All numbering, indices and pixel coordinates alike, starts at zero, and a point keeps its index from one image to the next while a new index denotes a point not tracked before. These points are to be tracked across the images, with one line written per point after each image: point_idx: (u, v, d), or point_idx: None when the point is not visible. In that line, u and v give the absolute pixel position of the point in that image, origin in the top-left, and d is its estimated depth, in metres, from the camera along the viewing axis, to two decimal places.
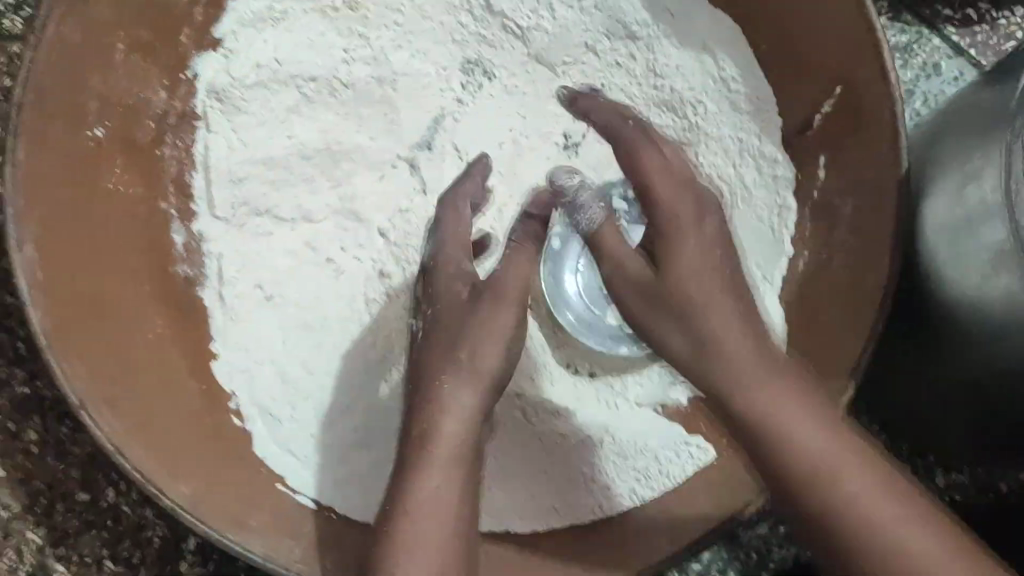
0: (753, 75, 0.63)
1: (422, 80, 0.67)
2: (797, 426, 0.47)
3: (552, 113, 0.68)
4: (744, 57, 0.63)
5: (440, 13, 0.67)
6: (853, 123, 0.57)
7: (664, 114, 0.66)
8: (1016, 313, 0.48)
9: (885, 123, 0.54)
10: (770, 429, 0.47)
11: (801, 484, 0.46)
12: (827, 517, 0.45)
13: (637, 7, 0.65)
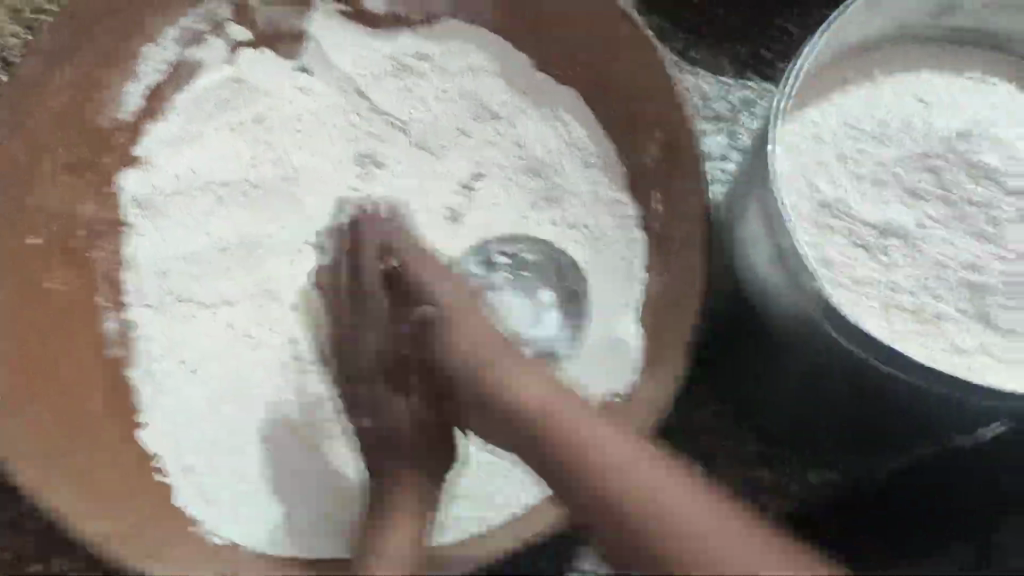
0: (597, 135, 0.74)
1: (322, 174, 0.77)
2: (602, 434, 0.46)
3: (440, 190, 0.77)
4: (590, 122, 0.75)
5: (333, 118, 0.77)
6: (666, 160, 0.67)
7: (531, 178, 0.76)
8: (798, 308, 0.54)
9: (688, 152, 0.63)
10: (608, 493, 0.43)
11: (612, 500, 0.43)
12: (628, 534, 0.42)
13: (497, 92, 0.77)
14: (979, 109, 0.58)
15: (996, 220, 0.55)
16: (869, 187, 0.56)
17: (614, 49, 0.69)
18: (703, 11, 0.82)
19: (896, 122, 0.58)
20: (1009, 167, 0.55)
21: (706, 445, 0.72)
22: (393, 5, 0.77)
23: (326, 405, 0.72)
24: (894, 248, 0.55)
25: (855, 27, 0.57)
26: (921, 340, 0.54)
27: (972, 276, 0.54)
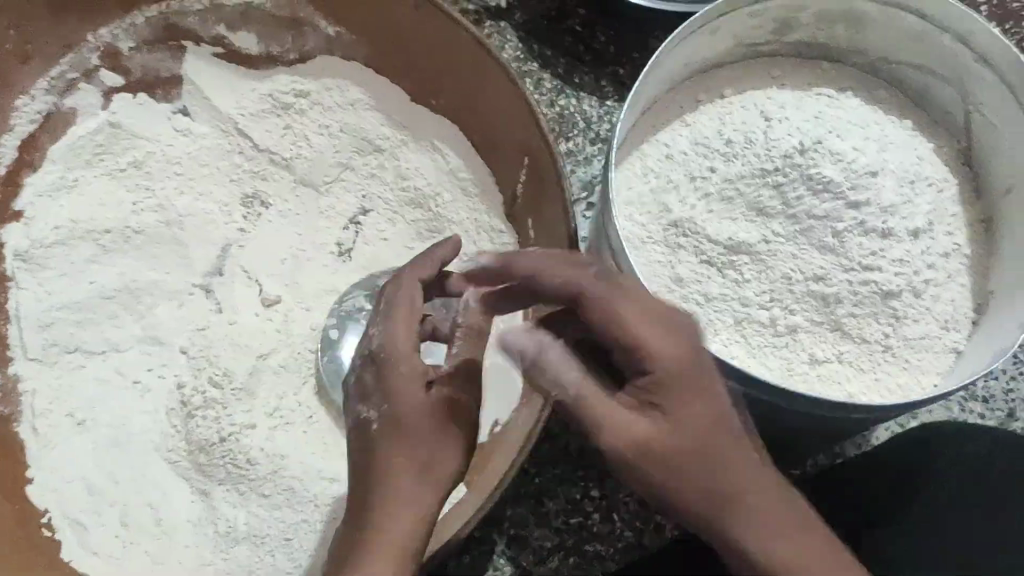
0: (473, 163, 0.74)
1: (206, 216, 0.76)
2: (695, 404, 0.50)
3: (325, 226, 0.77)
4: (464, 149, 0.75)
5: (215, 158, 0.77)
6: (535, 188, 0.68)
7: (414, 210, 0.76)
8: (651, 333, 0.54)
9: (552, 181, 0.64)
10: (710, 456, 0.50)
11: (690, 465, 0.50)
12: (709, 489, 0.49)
13: (372, 125, 0.76)
14: (819, 123, 0.61)
15: (839, 233, 0.58)
16: (716, 206, 0.60)
17: (478, 74, 0.68)
18: (580, 36, 0.84)
19: (739, 140, 0.61)
20: (843, 177, 0.58)
21: (600, 467, 0.73)
22: (266, 46, 0.77)
23: (212, 448, 0.71)
24: (742, 263, 0.59)
25: (703, 49, 0.62)
26: (774, 351, 0.58)
27: (817, 287, 0.58)
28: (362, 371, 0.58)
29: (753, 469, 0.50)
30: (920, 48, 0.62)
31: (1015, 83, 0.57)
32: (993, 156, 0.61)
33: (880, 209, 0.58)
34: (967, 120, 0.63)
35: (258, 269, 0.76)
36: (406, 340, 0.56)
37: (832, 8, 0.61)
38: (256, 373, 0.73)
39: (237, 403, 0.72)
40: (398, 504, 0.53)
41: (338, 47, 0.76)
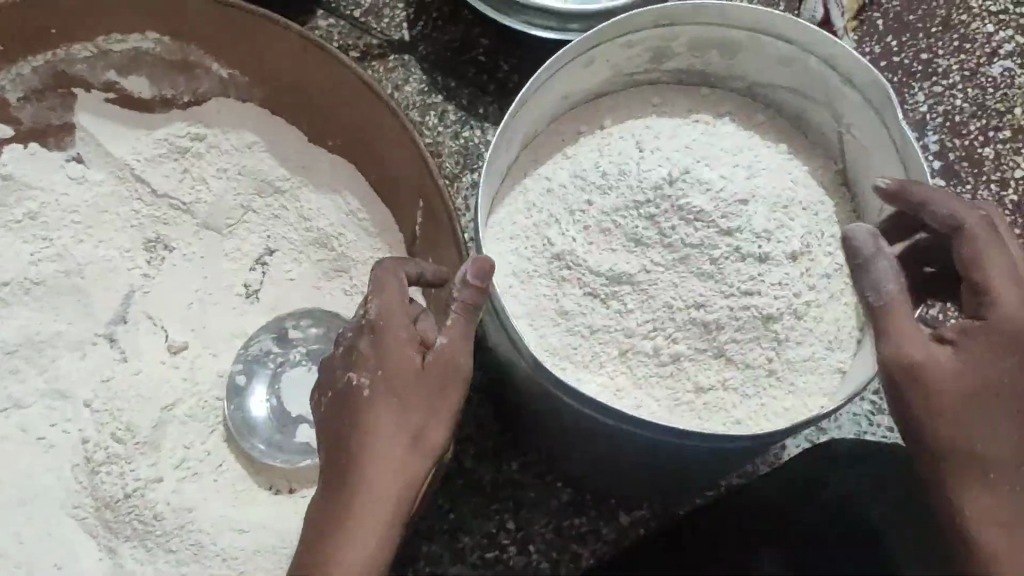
0: (372, 205, 0.76)
1: (107, 264, 0.75)
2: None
3: (228, 269, 0.76)
4: (365, 192, 0.76)
5: (115, 204, 0.76)
6: (431, 230, 0.68)
7: (318, 250, 0.76)
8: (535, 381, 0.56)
9: (444, 224, 0.64)
10: (983, 421, 0.54)
11: (973, 423, 0.53)
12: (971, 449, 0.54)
13: (271, 167, 0.76)
14: (690, 152, 0.64)
15: (715, 260, 0.60)
16: (594, 237, 0.62)
17: (366, 115, 0.69)
18: (484, 67, 0.84)
19: (614, 173, 0.64)
20: (714, 206, 0.61)
21: (514, 499, 0.74)
22: (158, 89, 0.77)
23: (117, 505, 0.69)
24: (625, 293, 0.61)
25: (579, 80, 0.65)
26: (662, 382, 0.60)
27: (698, 314, 0.59)
28: (362, 376, 0.57)
29: (997, 422, 0.54)
30: (791, 73, 0.66)
31: (879, 101, 0.60)
32: (868, 176, 0.65)
33: (752, 235, 0.60)
34: (840, 141, 0.67)
35: (163, 316, 0.75)
36: (411, 365, 0.56)
37: (700, 37, 0.64)
38: (162, 425, 0.72)
39: (142, 458, 0.71)
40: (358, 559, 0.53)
41: (233, 89, 0.77)
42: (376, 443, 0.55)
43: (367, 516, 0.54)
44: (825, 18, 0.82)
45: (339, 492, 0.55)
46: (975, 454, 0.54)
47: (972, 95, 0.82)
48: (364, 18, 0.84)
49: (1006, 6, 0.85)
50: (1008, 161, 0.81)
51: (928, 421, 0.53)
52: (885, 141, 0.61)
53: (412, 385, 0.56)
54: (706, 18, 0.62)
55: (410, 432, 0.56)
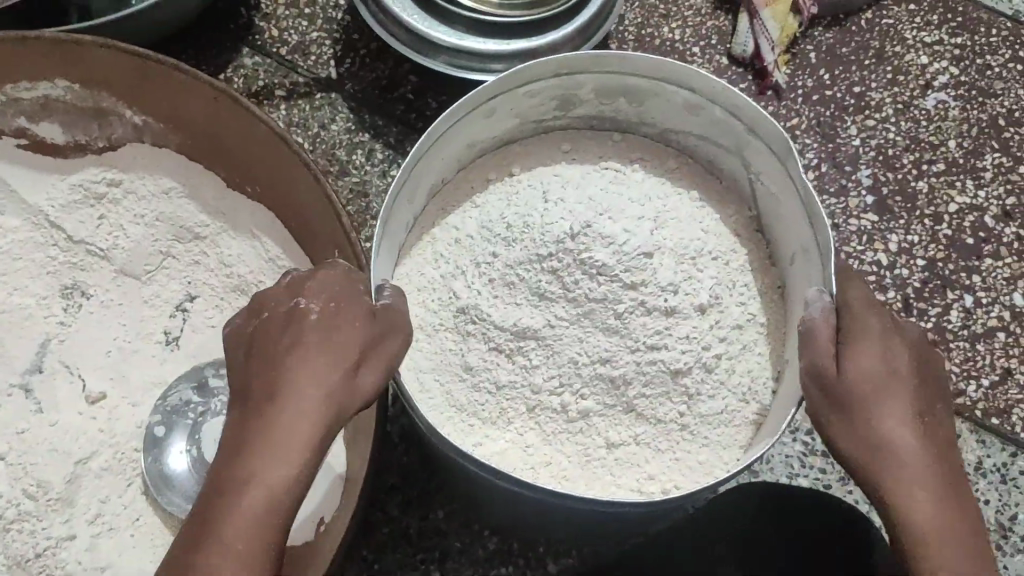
0: (291, 249, 0.74)
1: (22, 312, 0.73)
2: (902, 373, 0.55)
3: (148, 316, 0.75)
4: (282, 238, 0.75)
5: (30, 251, 0.74)
6: None
7: (239, 296, 0.75)
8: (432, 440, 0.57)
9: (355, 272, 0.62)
10: (880, 421, 0.53)
11: (873, 427, 0.53)
12: (882, 456, 0.53)
13: (190, 212, 0.75)
14: (592, 207, 0.66)
15: (620, 315, 0.62)
16: (500, 290, 0.64)
17: (280, 163, 0.68)
18: (413, 104, 0.83)
19: (519, 224, 0.65)
20: (619, 261, 0.62)
21: (439, 549, 0.72)
22: (71, 135, 0.77)
23: (28, 565, 0.67)
24: (530, 349, 0.62)
25: (482, 129, 0.67)
26: (569, 437, 0.62)
27: (603, 369, 0.61)
28: (310, 301, 0.53)
29: (893, 420, 0.53)
30: (699, 120, 0.67)
31: (783, 151, 0.61)
32: (779, 223, 0.66)
33: (658, 288, 0.62)
34: (751, 189, 0.68)
35: (82, 366, 0.73)
36: (359, 319, 0.53)
37: (605, 84, 0.66)
38: (76, 479, 0.69)
39: (54, 515, 0.68)
40: (272, 475, 0.48)
41: (148, 135, 0.76)
42: (305, 374, 0.50)
43: (285, 433, 0.48)
44: (756, 52, 0.81)
45: (252, 426, 0.49)
46: (888, 464, 0.53)
47: (906, 128, 0.81)
48: (291, 56, 0.83)
49: (941, 36, 0.84)
50: (942, 196, 0.79)
51: (846, 432, 0.54)
52: (791, 190, 0.62)
53: (357, 321, 0.53)
54: (610, 66, 0.64)
55: (347, 366, 0.51)
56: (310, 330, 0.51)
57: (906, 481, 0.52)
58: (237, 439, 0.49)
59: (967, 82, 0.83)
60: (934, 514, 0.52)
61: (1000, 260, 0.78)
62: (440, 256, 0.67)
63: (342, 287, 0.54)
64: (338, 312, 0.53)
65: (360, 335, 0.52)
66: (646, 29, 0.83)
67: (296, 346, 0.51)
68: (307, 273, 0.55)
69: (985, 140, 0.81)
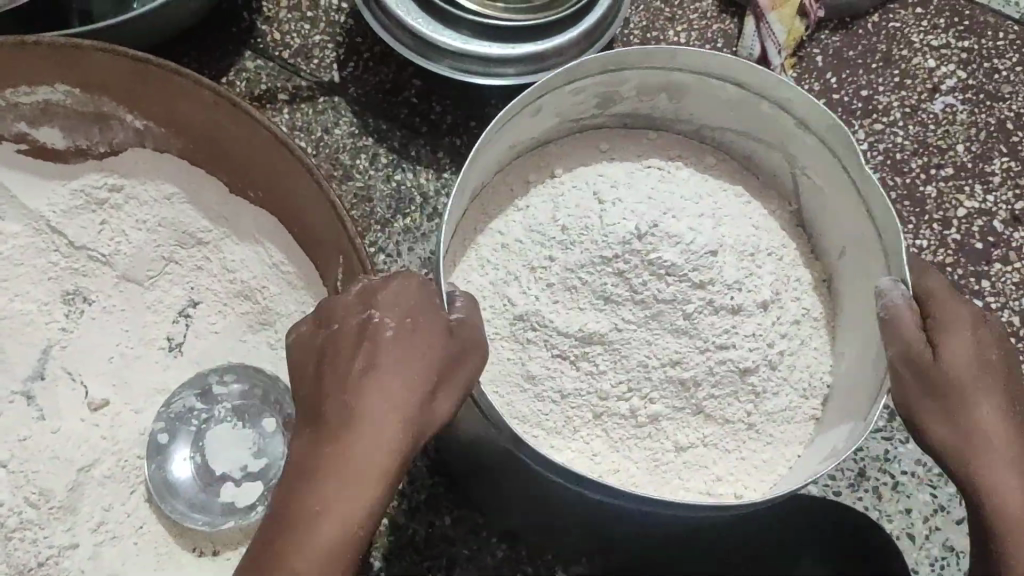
0: (294, 255, 0.74)
1: (23, 318, 0.73)
2: (992, 370, 0.56)
3: (151, 322, 0.74)
4: (285, 243, 0.74)
5: (31, 257, 0.74)
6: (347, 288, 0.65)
7: (243, 302, 0.74)
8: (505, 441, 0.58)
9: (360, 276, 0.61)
10: (973, 417, 0.54)
11: (965, 424, 0.55)
12: (975, 451, 0.54)
13: (191, 217, 0.75)
14: (654, 206, 0.66)
15: (688, 315, 0.63)
16: (540, 294, 0.64)
17: (282, 167, 0.67)
18: (417, 108, 0.82)
19: (576, 226, 0.66)
20: (685, 259, 0.63)
21: (447, 556, 0.71)
22: (72, 139, 0.76)
23: (31, 573, 0.67)
24: (594, 354, 0.63)
25: (524, 130, 0.67)
26: (636, 441, 0.63)
27: (673, 371, 0.62)
28: (383, 316, 0.53)
29: (987, 416, 0.54)
30: (740, 115, 0.68)
31: (838, 147, 0.62)
32: (825, 217, 0.68)
33: (725, 285, 0.63)
34: (794, 182, 0.69)
35: (84, 373, 0.72)
36: (428, 336, 0.53)
37: (650, 82, 0.67)
38: (79, 487, 0.69)
39: (56, 523, 0.68)
40: (351, 507, 0.47)
41: (149, 139, 0.76)
42: (379, 393, 0.50)
43: (360, 457, 0.48)
44: (763, 55, 0.80)
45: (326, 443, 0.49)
46: (983, 459, 0.54)
47: (914, 132, 0.81)
48: (294, 59, 0.83)
49: (948, 39, 0.83)
50: (950, 201, 0.79)
51: (940, 420, 0.55)
52: (843, 181, 0.63)
53: (433, 336, 0.53)
54: (656, 63, 0.64)
55: (420, 384, 0.51)
56: (382, 348, 0.51)
57: (1001, 477, 0.53)
58: (309, 455, 0.49)
59: (975, 85, 0.82)
60: None
61: (1008, 265, 0.78)
62: (489, 262, 0.67)
63: (411, 303, 0.54)
64: (408, 328, 0.53)
65: (430, 352, 0.52)
66: (651, 32, 0.82)
67: (366, 363, 0.51)
68: (375, 285, 0.55)
69: (993, 144, 0.81)
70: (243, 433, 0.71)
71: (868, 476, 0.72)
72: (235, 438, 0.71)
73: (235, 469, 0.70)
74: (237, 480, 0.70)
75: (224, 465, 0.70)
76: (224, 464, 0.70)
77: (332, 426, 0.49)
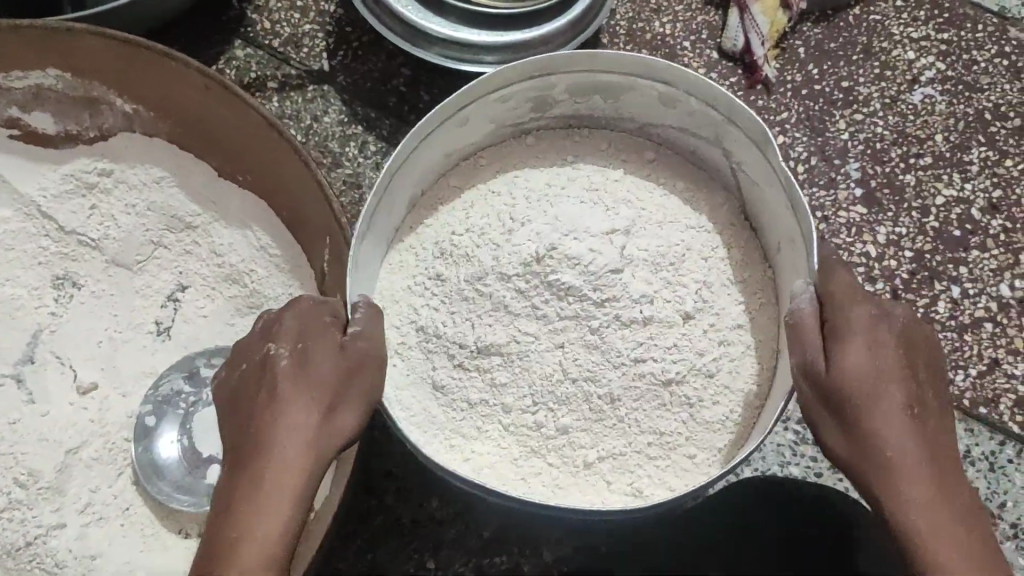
0: (285, 240, 0.75)
1: (14, 303, 0.73)
2: (886, 373, 0.55)
3: (139, 306, 0.75)
4: (274, 227, 0.75)
5: (22, 243, 0.74)
6: (335, 266, 0.66)
7: (231, 286, 0.75)
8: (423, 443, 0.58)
9: (346, 256, 0.62)
10: (866, 421, 0.55)
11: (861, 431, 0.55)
12: (871, 458, 0.54)
13: (180, 203, 0.75)
14: (561, 225, 0.66)
15: (595, 330, 0.64)
16: (458, 305, 0.66)
17: (271, 150, 0.68)
18: (406, 97, 0.83)
19: (491, 233, 0.68)
20: (585, 282, 0.64)
21: (433, 538, 0.72)
22: (63, 125, 0.77)
23: (19, 552, 0.67)
24: (492, 365, 0.64)
25: (456, 139, 0.70)
26: (559, 454, 0.64)
27: (586, 387, 0.63)
28: (278, 346, 0.54)
29: (880, 421, 0.54)
30: (677, 113, 0.69)
31: (760, 141, 0.64)
32: (766, 213, 0.68)
33: (630, 301, 0.64)
34: (734, 178, 0.70)
35: (73, 357, 0.73)
36: (324, 357, 0.54)
37: (580, 83, 0.69)
38: (66, 468, 0.69)
39: (44, 504, 0.68)
40: (267, 528, 0.50)
41: (138, 124, 0.76)
42: (277, 424, 0.52)
43: (264, 485, 0.50)
44: (747, 46, 0.81)
45: (239, 479, 0.51)
46: (879, 464, 0.54)
47: (893, 122, 0.82)
48: (283, 48, 0.84)
49: (928, 32, 0.84)
50: (930, 189, 0.80)
51: (834, 428, 0.57)
52: (770, 177, 0.64)
53: (327, 356, 0.54)
54: (581, 66, 0.66)
55: (316, 407, 0.53)
56: (277, 379, 0.53)
57: (895, 482, 0.53)
58: (229, 489, 0.52)
59: (954, 77, 0.83)
60: (929, 511, 0.53)
61: (988, 252, 0.79)
62: (417, 265, 0.69)
63: (308, 326, 0.55)
64: (304, 353, 0.54)
65: (330, 376, 0.54)
66: (637, 23, 0.84)
67: (265, 395, 0.53)
68: (276, 315, 0.56)
69: (972, 134, 0.82)
70: None
71: None
72: None
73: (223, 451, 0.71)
74: None
75: (212, 448, 0.71)
76: (210, 448, 0.71)
77: (245, 460, 0.52)
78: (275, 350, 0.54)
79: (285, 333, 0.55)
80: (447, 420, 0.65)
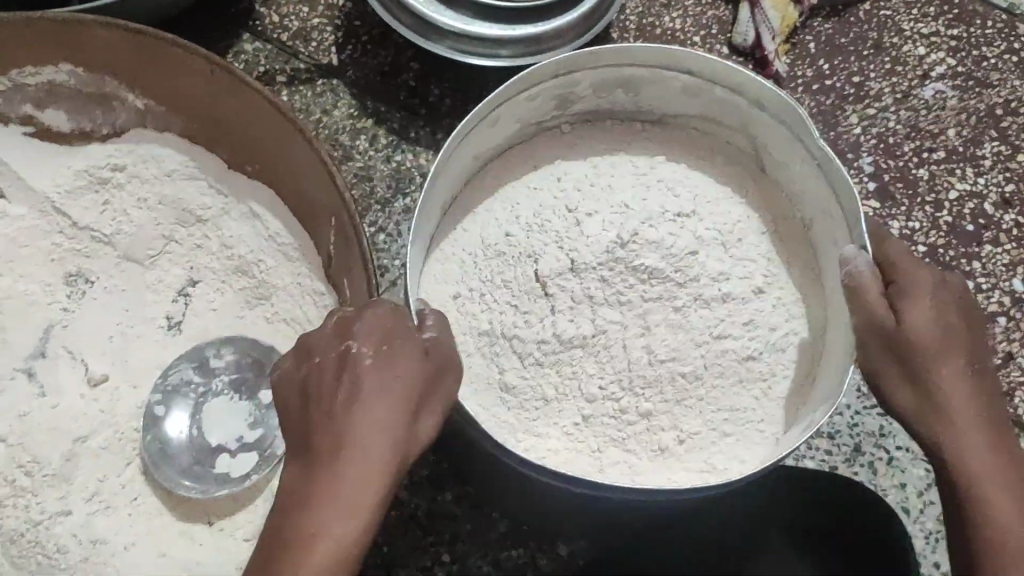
0: (294, 228, 0.74)
1: (27, 299, 0.72)
2: (958, 344, 0.57)
3: (151, 301, 0.74)
4: (284, 215, 0.74)
5: (34, 240, 0.74)
6: (343, 249, 0.65)
7: (240, 278, 0.74)
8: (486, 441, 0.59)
9: (352, 239, 0.62)
10: (939, 389, 0.56)
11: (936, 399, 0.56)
12: (942, 423, 0.56)
13: (194, 197, 0.75)
14: (629, 213, 0.68)
15: (678, 310, 0.65)
16: (526, 301, 0.66)
17: (276, 134, 0.67)
18: (416, 90, 0.82)
19: (556, 228, 0.69)
20: (669, 264, 0.66)
21: (450, 531, 0.72)
22: (76, 122, 0.76)
23: (22, 539, 0.66)
24: (564, 354, 0.65)
25: (487, 140, 0.70)
26: (586, 450, 0.64)
27: (648, 372, 0.64)
28: (362, 346, 0.52)
29: (954, 389, 0.56)
30: (697, 101, 0.71)
31: (791, 122, 0.65)
32: (791, 186, 0.70)
33: (684, 281, 0.66)
34: (758, 160, 0.73)
35: (83, 351, 0.72)
36: (409, 363, 0.52)
37: (604, 79, 0.70)
38: (74, 457, 0.69)
39: (49, 490, 0.67)
40: (350, 526, 0.48)
41: (150, 119, 0.76)
42: (361, 422, 0.49)
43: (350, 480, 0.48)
44: (757, 41, 0.81)
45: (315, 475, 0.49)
46: (951, 429, 0.55)
47: (906, 118, 0.82)
48: (292, 41, 0.83)
49: (938, 27, 0.85)
50: (943, 183, 0.80)
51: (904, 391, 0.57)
52: (803, 161, 0.66)
53: (410, 360, 0.53)
54: (609, 61, 0.67)
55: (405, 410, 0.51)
56: (361, 377, 0.51)
57: (966, 446, 0.55)
58: (305, 486, 0.49)
59: (964, 72, 0.84)
60: (999, 475, 0.55)
61: (1000, 247, 0.79)
62: (472, 262, 0.69)
63: (390, 329, 0.54)
64: (391, 356, 0.52)
65: (412, 382, 0.52)
66: (647, 17, 0.83)
67: (347, 390, 0.51)
68: (354, 312, 0.54)
69: (984, 129, 0.82)
70: (239, 406, 0.71)
71: (864, 450, 0.74)
72: (230, 411, 0.71)
73: (231, 440, 0.70)
74: (233, 451, 0.70)
75: (220, 437, 0.70)
76: (218, 437, 0.70)
77: (323, 454, 0.49)
78: (357, 348, 0.52)
79: (367, 332, 0.53)
80: (520, 422, 0.64)
